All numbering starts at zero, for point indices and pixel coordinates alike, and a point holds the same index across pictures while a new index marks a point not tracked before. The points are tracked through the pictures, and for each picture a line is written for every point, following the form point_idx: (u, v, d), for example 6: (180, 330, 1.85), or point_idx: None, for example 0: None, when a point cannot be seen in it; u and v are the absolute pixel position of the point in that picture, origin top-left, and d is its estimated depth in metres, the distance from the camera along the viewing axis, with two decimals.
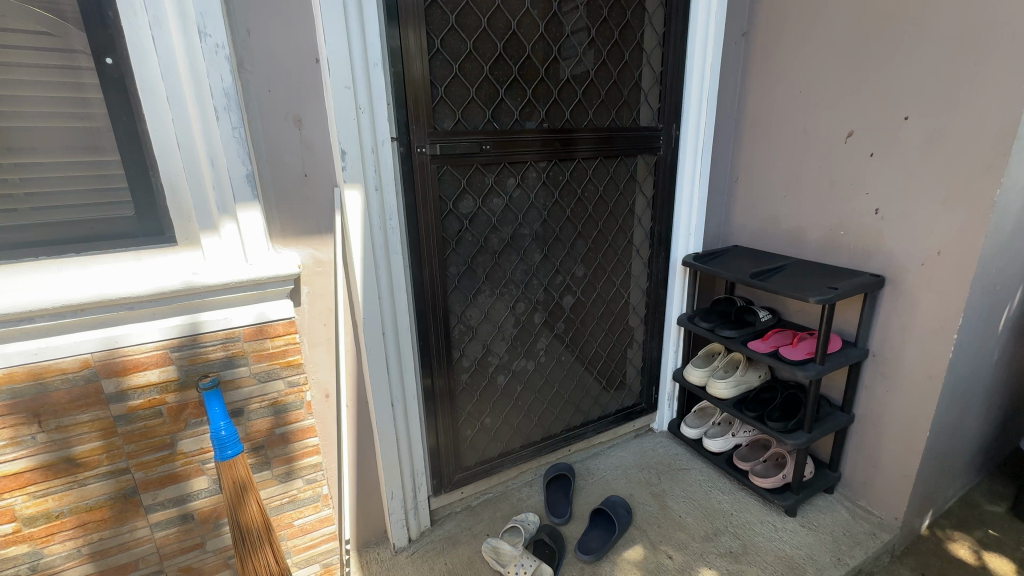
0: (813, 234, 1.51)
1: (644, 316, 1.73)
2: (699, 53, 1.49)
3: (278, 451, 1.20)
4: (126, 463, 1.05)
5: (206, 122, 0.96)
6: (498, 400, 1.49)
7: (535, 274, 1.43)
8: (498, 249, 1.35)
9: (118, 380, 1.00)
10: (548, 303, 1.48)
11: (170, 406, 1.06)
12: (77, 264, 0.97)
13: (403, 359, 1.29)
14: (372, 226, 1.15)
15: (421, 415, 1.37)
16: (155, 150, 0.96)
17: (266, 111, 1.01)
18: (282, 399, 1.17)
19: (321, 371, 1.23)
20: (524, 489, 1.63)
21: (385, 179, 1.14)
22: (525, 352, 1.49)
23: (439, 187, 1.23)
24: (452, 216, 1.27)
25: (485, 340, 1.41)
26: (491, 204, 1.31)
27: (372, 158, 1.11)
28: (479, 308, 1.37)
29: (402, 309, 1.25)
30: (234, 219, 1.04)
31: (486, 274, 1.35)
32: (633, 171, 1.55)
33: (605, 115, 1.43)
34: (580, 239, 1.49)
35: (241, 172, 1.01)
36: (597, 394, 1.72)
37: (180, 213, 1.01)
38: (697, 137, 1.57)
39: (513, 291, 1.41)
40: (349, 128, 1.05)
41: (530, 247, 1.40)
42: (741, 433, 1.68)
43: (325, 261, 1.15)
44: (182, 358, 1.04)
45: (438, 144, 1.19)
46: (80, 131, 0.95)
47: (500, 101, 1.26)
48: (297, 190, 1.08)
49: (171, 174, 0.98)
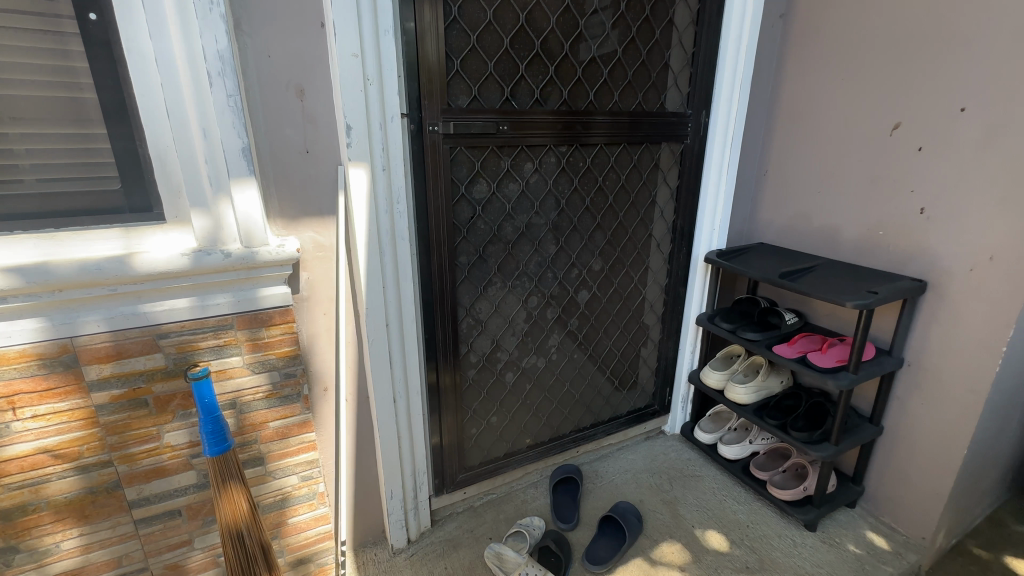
0: (849, 233, 1.41)
1: (662, 314, 1.64)
2: (735, 34, 1.38)
3: (273, 446, 1.14)
4: (109, 456, 0.98)
5: (199, 87, 0.87)
6: (506, 399, 1.41)
7: (550, 266, 1.34)
8: (512, 239, 1.26)
9: (100, 367, 0.93)
10: (563, 298, 1.40)
11: (157, 396, 0.99)
12: (57, 241, 0.89)
13: (407, 353, 1.21)
14: (379, 209, 1.06)
15: (423, 411, 1.30)
16: (142, 117, 0.87)
17: (265, 80, 0.92)
18: (277, 392, 1.10)
19: (319, 363, 1.15)
20: (529, 491, 1.56)
21: (393, 159, 1.05)
22: (536, 348, 1.41)
23: (451, 169, 1.13)
24: (464, 202, 1.18)
25: (495, 334, 1.33)
26: (507, 190, 1.22)
27: (381, 136, 1.02)
28: (489, 301, 1.29)
29: (408, 300, 1.17)
30: (228, 197, 0.94)
31: (498, 265, 1.27)
32: (657, 160, 1.45)
33: (631, 98, 1.33)
34: (598, 231, 1.39)
35: (237, 145, 0.91)
36: (609, 394, 1.63)
37: (169, 188, 0.92)
38: (727, 125, 1.47)
39: (526, 284, 1.32)
40: (357, 101, 0.96)
41: (545, 238, 1.31)
42: (758, 440, 1.60)
43: (326, 246, 1.07)
44: (170, 346, 0.97)
45: (452, 123, 1.09)
46: (64, 96, 0.87)
47: (518, 79, 1.16)
48: (298, 167, 1.00)
49: (160, 145, 0.90)
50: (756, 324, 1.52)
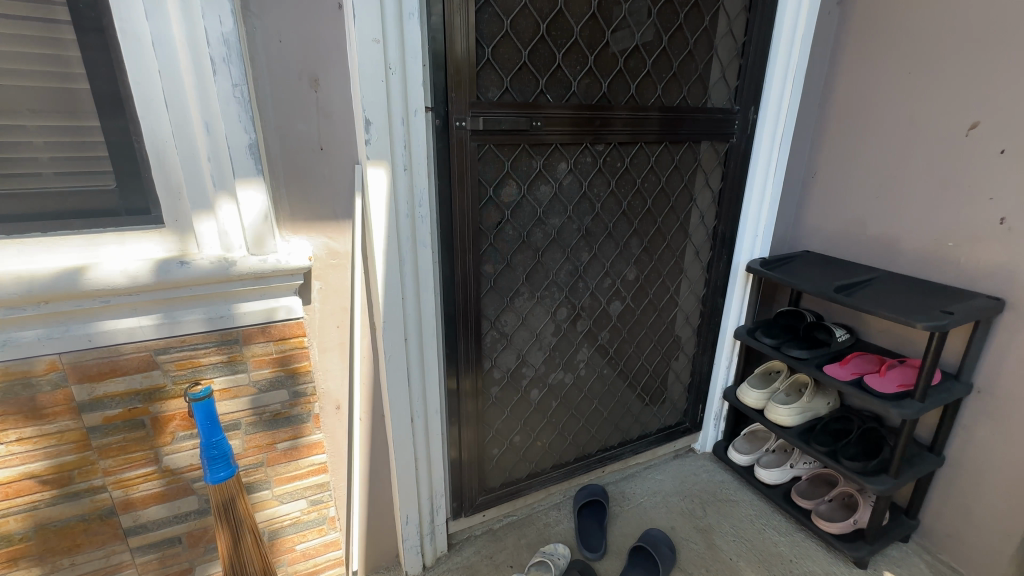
0: (911, 244, 1.28)
1: (697, 327, 1.52)
2: (790, 21, 1.25)
3: (281, 469, 1.05)
4: (102, 480, 0.90)
5: (201, 75, 0.77)
6: (530, 417, 1.31)
7: (581, 275, 1.23)
8: (542, 246, 1.15)
9: (92, 386, 0.84)
10: (594, 310, 1.28)
11: (155, 416, 0.90)
12: (43, 247, 0.80)
13: (427, 369, 1.11)
14: (400, 212, 0.96)
15: (442, 430, 1.20)
16: (137, 108, 0.77)
17: (275, 67, 0.82)
18: (286, 411, 1.01)
19: (332, 380, 1.05)
20: (551, 513, 1.46)
21: (416, 157, 0.94)
22: (564, 364, 1.30)
23: (479, 169, 1.02)
24: (491, 205, 1.07)
25: (521, 349, 1.22)
26: (538, 192, 1.11)
27: (403, 131, 0.91)
28: (516, 312, 1.18)
29: (428, 312, 1.07)
30: (233, 198, 0.84)
31: (527, 274, 1.16)
32: (699, 160, 1.33)
33: (675, 92, 1.21)
34: (634, 237, 1.28)
35: (243, 141, 0.81)
36: (639, 411, 1.52)
37: (168, 189, 0.82)
38: (777, 122, 1.34)
39: (556, 294, 1.21)
40: (377, 91, 0.86)
41: (578, 244, 1.20)
42: (800, 464, 1.47)
43: (340, 253, 0.97)
44: (169, 362, 0.88)
45: (481, 118, 0.98)
46: (53, 86, 0.77)
47: (554, 69, 1.04)
48: (311, 166, 0.90)
49: (157, 140, 0.79)
50: (802, 340, 1.39)
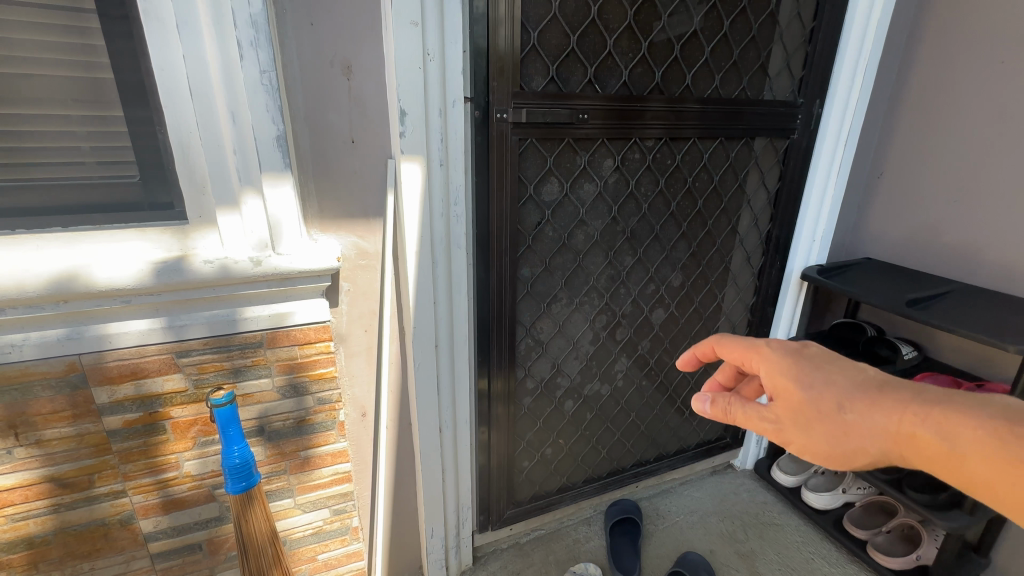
0: (995, 255, 1.15)
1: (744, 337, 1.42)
2: (866, 4, 1.12)
3: (303, 477, 1.00)
4: (122, 486, 0.86)
5: (228, 61, 0.71)
6: (564, 429, 1.23)
7: (624, 281, 1.14)
8: (583, 249, 1.07)
9: (112, 390, 0.80)
10: (636, 318, 1.20)
11: (176, 421, 0.86)
12: (63, 243, 0.75)
13: (457, 378, 1.05)
14: (434, 210, 0.89)
15: (471, 441, 1.13)
16: (161, 96, 0.72)
17: (307, 52, 0.76)
18: (310, 418, 0.96)
19: (358, 386, 1.00)
20: (581, 529, 1.39)
21: (453, 152, 0.87)
22: (601, 374, 1.22)
23: (520, 165, 0.95)
24: (531, 204, 0.99)
25: (556, 358, 1.14)
26: (581, 191, 1.02)
27: (440, 123, 0.84)
28: (553, 319, 1.10)
29: (461, 317, 1.00)
30: (259, 193, 0.78)
31: (566, 279, 1.08)
32: (756, 158, 1.22)
33: (733, 83, 1.11)
34: (682, 241, 1.18)
35: (271, 132, 0.75)
36: (677, 425, 1.43)
37: (192, 183, 0.77)
38: (844, 117, 1.22)
39: (596, 300, 1.13)
40: (414, 80, 0.79)
41: (622, 247, 1.11)
42: (853, 489, 1.37)
43: (370, 253, 0.91)
44: (192, 366, 0.84)
45: (524, 109, 0.90)
46: (75, 76, 0.73)
47: (604, 57, 0.95)
48: (342, 160, 0.84)
49: (181, 131, 0.74)
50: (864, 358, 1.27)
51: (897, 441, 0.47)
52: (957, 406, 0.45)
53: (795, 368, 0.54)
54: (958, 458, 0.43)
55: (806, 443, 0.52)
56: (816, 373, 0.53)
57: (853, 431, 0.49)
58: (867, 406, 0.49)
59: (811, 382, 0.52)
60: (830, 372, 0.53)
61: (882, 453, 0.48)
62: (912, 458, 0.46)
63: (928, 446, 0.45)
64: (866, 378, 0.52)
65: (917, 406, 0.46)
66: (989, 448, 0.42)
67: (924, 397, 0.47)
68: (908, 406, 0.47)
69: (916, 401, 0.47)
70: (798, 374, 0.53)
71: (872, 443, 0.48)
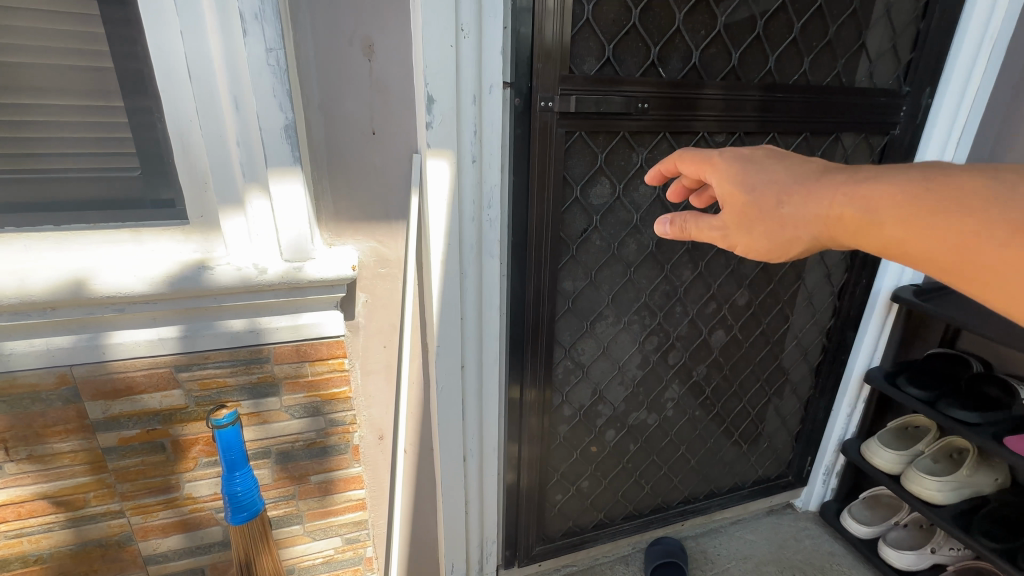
0: None
1: (818, 365, 1.22)
2: None
3: (313, 502, 0.91)
4: (119, 505, 0.80)
5: (230, 38, 0.61)
6: (603, 461, 1.09)
7: (681, 298, 0.98)
8: (635, 261, 0.92)
9: (107, 404, 0.73)
10: (692, 341, 1.04)
11: (176, 439, 0.78)
12: (52, 243, 0.68)
13: (485, 402, 0.93)
14: (464, 214, 0.77)
15: (499, 471, 1.01)
16: (158, 79, 0.63)
17: (323, 29, 0.66)
18: (322, 440, 0.87)
19: (375, 407, 0.90)
20: (618, 569, 1.24)
21: (489, 146, 0.75)
22: (649, 402, 1.07)
23: (565, 162, 0.81)
24: (577, 208, 0.85)
25: (598, 383, 1.00)
26: (636, 194, 0.87)
27: (474, 112, 0.72)
28: (596, 340, 0.96)
29: (491, 335, 0.88)
30: (266, 192, 0.69)
31: (613, 295, 0.93)
32: (847, 157, 1.02)
33: (826, 67, 0.92)
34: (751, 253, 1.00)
35: (279, 122, 0.65)
36: (733, 460, 1.26)
37: (193, 178, 0.68)
38: (961, 109, 1.00)
39: (647, 320, 0.98)
40: (445, 61, 0.67)
41: (679, 260, 0.95)
42: (945, 549, 1.15)
43: (391, 260, 0.81)
44: (192, 382, 0.76)
45: (573, 97, 0.76)
46: (69, 60, 0.64)
47: (671, 35, 0.80)
48: (361, 155, 0.73)
49: (180, 119, 0.65)
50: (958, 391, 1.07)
51: (829, 225, 0.46)
52: (880, 179, 0.44)
53: (743, 169, 0.52)
54: (870, 226, 0.44)
55: (750, 242, 0.53)
56: (761, 174, 0.51)
57: (788, 223, 0.49)
58: (801, 194, 0.48)
59: (758, 183, 0.51)
60: (772, 169, 0.51)
61: (813, 238, 0.48)
62: (842, 240, 0.46)
63: (853, 223, 0.44)
64: (811, 170, 0.50)
65: (848, 186, 0.45)
66: (907, 210, 0.42)
67: (852, 180, 0.46)
68: (841, 186, 0.46)
69: (844, 183, 0.46)
70: (747, 175, 0.52)
71: (806, 229, 0.48)
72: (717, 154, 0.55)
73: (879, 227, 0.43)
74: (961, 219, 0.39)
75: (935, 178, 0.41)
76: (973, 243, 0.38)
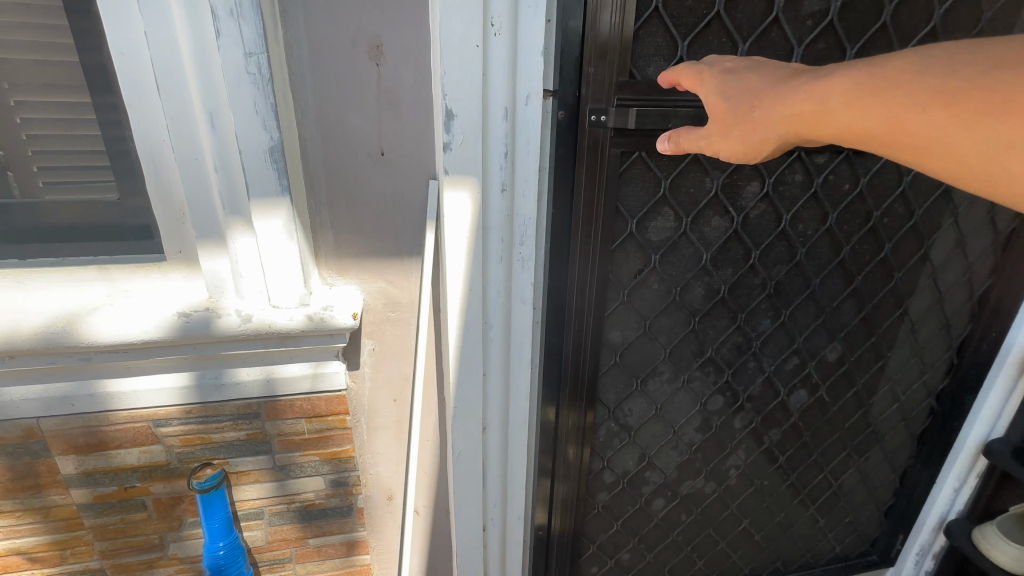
0: None
1: (922, 431, 1.00)
2: None
3: (313, 566, 0.80)
4: (99, 564, 0.72)
5: (203, 40, 0.49)
6: (649, 533, 0.92)
7: (756, 353, 0.80)
8: (700, 308, 0.74)
9: (80, 459, 0.65)
10: (766, 401, 0.85)
11: (157, 498, 0.69)
12: (15, 280, 0.59)
13: (511, 467, 0.78)
14: (489, 253, 0.62)
15: (525, 540, 0.87)
16: (123, 91, 0.51)
17: (320, 26, 0.53)
18: (321, 502, 0.76)
19: (383, 465, 0.78)
20: None
21: (522, 171, 0.60)
22: (708, 470, 0.89)
23: (619, 189, 0.64)
24: (631, 244, 0.68)
25: (647, 447, 0.84)
26: (707, 227, 0.69)
27: (505, 129, 0.57)
28: (648, 398, 0.79)
29: (520, 392, 0.73)
30: (251, 227, 0.57)
31: (671, 347, 0.76)
32: None
33: None
34: (850, 299, 0.79)
35: (263, 143, 0.52)
36: (807, 537, 1.05)
37: (169, 208, 0.57)
38: None
39: (711, 377, 0.80)
40: (469, 65, 0.52)
41: (758, 307, 0.76)
42: None
43: (402, 303, 0.68)
44: (174, 437, 0.66)
45: (633, 108, 0.58)
46: (27, 68, 0.53)
47: (767, 26, 0.61)
48: (368, 180, 0.60)
49: (151, 139, 0.54)
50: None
51: (795, 121, 0.42)
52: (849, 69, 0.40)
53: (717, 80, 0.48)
54: (827, 112, 0.40)
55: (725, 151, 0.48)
56: (735, 82, 0.47)
57: (757, 124, 0.44)
58: (773, 93, 0.43)
59: (731, 91, 0.46)
60: (743, 77, 0.47)
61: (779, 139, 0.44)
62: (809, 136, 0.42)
63: (815, 116, 0.41)
64: (782, 74, 0.46)
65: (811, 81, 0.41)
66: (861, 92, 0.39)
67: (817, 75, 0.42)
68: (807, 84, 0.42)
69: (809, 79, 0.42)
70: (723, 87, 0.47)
71: (772, 129, 0.44)
72: (690, 70, 0.51)
73: (831, 111, 0.40)
74: (904, 93, 0.37)
75: (882, 62, 0.39)
76: (912, 118, 0.37)
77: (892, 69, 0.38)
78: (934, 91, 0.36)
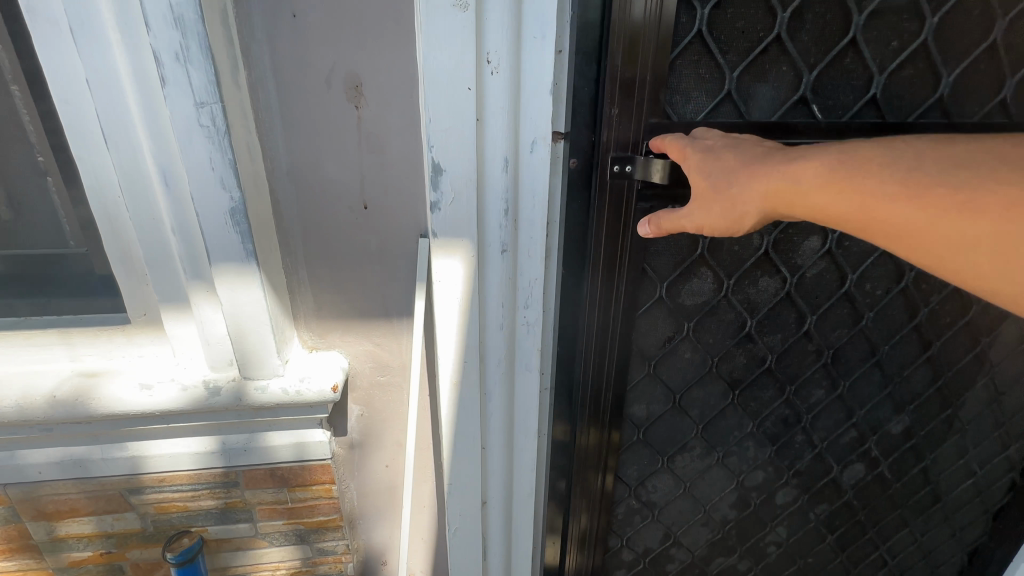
0: None
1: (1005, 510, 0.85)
2: None
3: None
4: None
5: (151, 90, 0.42)
6: None
7: (806, 426, 0.69)
8: (741, 377, 0.64)
9: (52, 525, 0.61)
10: (815, 479, 0.74)
11: (135, 563, 0.65)
12: None
13: (514, 541, 0.70)
14: (488, 319, 0.54)
15: None
16: (73, 146, 0.45)
17: (290, 66, 0.46)
18: (308, 568, 0.70)
19: (375, 533, 0.71)
20: None
21: (526, 228, 0.51)
22: (743, 548, 0.78)
23: (647, 246, 0.54)
24: (660, 309, 0.58)
25: (673, 525, 0.74)
26: (753, 289, 0.58)
27: (505, 182, 0.48)
28: (675, 475, 0.70)
29: (526, 465, 0.65)
30: (216, 294, 0.50)
31: (704, 421, 0.66)
32: None
33: None
34: (923, 366, 0.67)
35: (221, 203, 0.45)
36: None
37: (130, 267, 0.51)
38: None
39: (751, 452, 0.69)
40: (460, 111, 0.44)
41: (810, 377, 0.65)
42: None
43: (393, 366, 0.60)
44: (148, 506, 0.61)
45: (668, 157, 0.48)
46: None
47: (842, 49, 0.49)
48: (351, 236, 0.53)
49: (107, 195, 0.48)
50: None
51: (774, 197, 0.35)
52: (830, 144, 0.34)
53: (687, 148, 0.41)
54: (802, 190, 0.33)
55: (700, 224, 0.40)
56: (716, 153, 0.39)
57: (736, 200, 0.37)
58: (752, 166, 0.36)
59: (712, 164, 0.39)
60: (720, 151, 0.39)
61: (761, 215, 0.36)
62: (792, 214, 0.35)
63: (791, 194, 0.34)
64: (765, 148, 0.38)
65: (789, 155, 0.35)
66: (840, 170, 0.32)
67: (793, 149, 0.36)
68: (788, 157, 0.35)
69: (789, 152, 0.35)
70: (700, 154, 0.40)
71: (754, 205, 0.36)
72: (668, 134, 0.45)
73: (806, 195, 0.33)
74: (873, 180, 0.31)
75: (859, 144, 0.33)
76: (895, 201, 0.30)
77: (862, 151, 0.32)
78: (901, 184, 0.30)
